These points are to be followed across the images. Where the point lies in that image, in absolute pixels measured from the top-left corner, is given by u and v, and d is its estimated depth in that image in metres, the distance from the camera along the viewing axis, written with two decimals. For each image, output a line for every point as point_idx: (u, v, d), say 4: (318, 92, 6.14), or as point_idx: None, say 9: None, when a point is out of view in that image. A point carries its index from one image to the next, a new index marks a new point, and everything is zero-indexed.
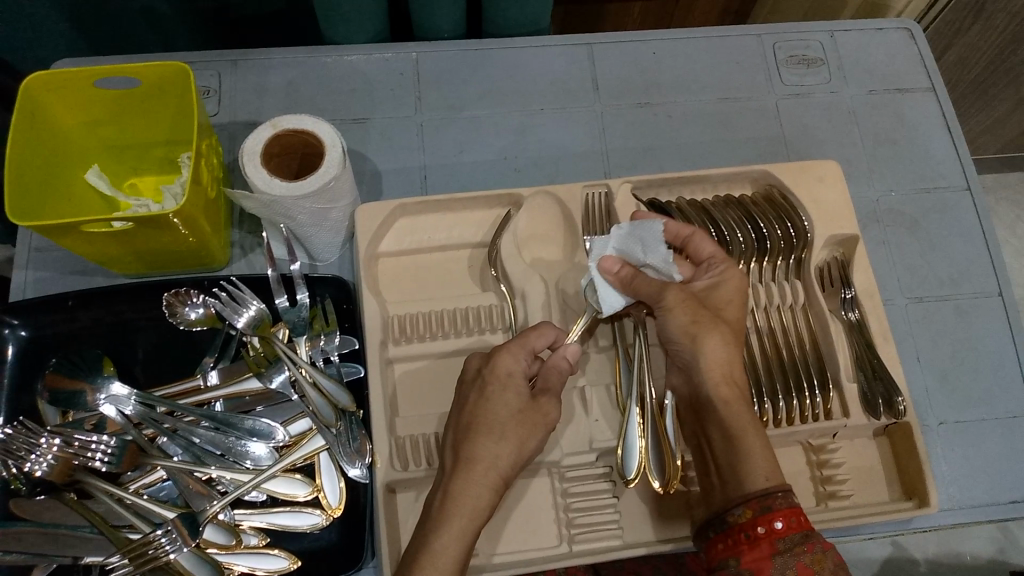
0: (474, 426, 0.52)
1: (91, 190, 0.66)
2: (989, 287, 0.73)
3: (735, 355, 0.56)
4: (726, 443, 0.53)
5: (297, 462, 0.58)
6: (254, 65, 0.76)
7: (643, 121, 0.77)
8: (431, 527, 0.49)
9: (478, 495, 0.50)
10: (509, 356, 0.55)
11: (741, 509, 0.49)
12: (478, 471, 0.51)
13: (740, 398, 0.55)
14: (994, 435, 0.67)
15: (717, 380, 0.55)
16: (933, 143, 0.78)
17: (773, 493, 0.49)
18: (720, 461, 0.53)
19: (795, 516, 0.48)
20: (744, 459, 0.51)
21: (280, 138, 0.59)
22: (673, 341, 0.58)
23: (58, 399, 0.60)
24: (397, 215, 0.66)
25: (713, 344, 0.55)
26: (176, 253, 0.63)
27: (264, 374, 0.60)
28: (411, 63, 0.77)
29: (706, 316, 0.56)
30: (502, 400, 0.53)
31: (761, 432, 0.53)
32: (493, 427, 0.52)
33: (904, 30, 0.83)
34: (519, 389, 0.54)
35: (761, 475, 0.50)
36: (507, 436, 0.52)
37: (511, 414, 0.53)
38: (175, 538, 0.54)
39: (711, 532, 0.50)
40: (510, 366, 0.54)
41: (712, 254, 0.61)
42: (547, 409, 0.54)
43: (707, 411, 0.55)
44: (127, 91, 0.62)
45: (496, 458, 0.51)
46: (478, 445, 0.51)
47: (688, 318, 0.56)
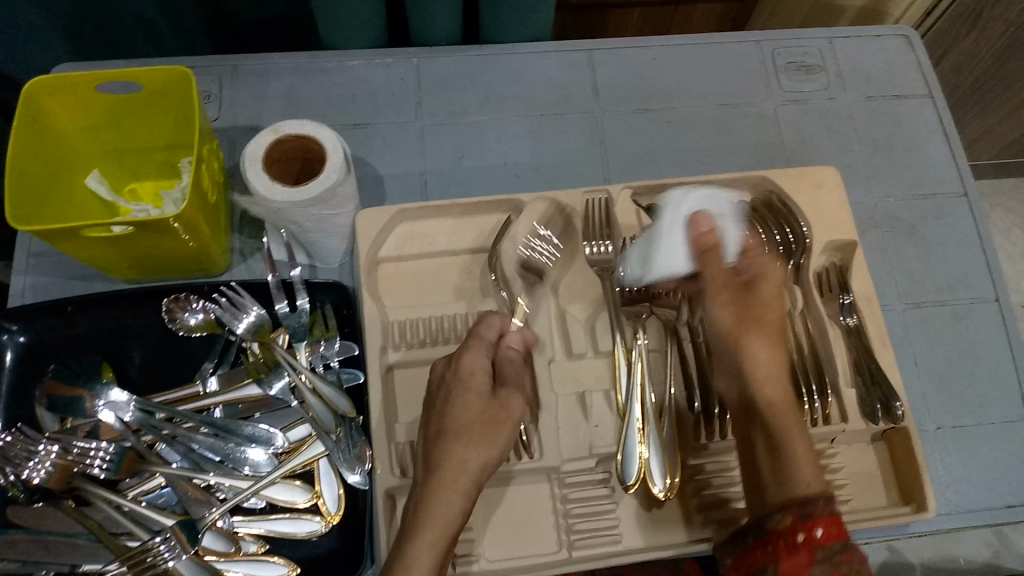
0: (446, 430, 0.52)
1: (90, 195, 0.66)
2: (987, 292, 0.73)
3: (781, 358, 0.56)
4: (768, 447, 0.52)
5: (297, 468, 0.58)
6: (255, 70, 0.76)
7: (643, 127, 0.77)
8: (410, 534, 0.49)
9: (451, 499, 0.50)
10: (470, 355, 0.55)
11: (780, 515, 0.48)
12: (451, 475, 0.50)
13: (786, 401, 0.54)
14: (991, 440, 0.67)
15: (756, 382, 0.55)
16: (931, 150, 0.79)
17: (814, 500, 0.48)
18: (762, 467, 0.52)
19: (835, 524, 0.47)
20: (787, 466, 0.51)
21: (281, 143, 0.59)
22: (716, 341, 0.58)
23: (57, 405, 0.60)
24: (397, 220, 0.66)
25: (759, 346, 0.56)
26: (175, 257, 0.63)
27: (264, 380, 0.60)
28: (411, 69, 0.77)
29: (747, 317, 0.57)
30: (465, 403, 0.53)
31: (806, 435, 0.52)
32: (463, 430, 0.52)
33: (902, 37, 0.84)
34: (479, 388, 0.53)
35: (805, 480, 0.50)
36: (474, 437, 0.51)
37: (473, 419, 0.52)
38: (174, 546, 0.54)
39: (750, 538, 0.50)
40: (473, 365, 0.54)
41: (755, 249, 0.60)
42: (511, 405, 0.53)
43: (752, 414, 0.54)
44: (128, 96, 0.61)
45: (466, 459, 0.51)
46: (447, 450, 0.51)
47: (732, 317, 0.57)
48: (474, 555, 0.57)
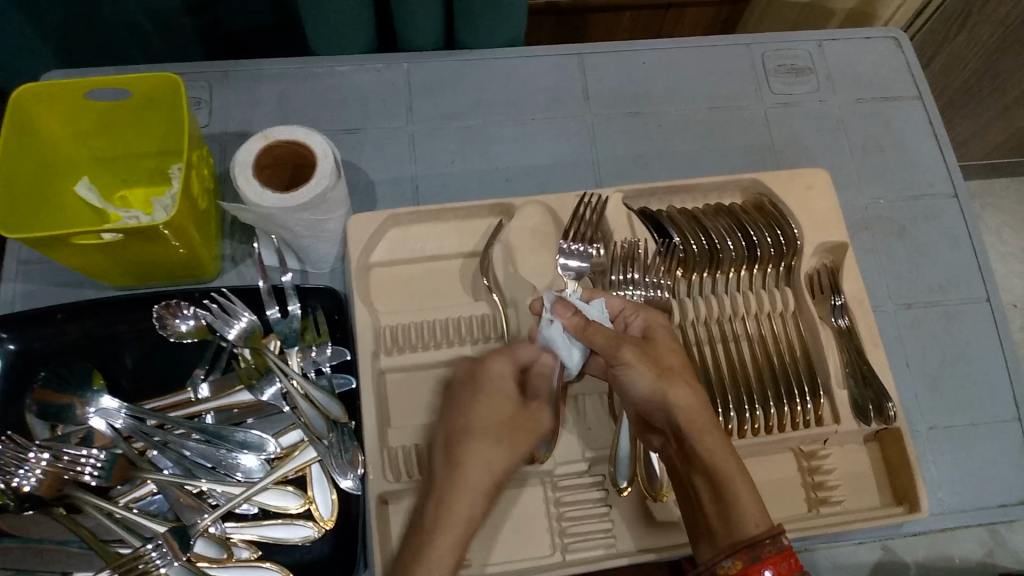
0: (471, 431, 0.53)
1: (80, 202, 0.66)
2: (978, 293, 0.73)
3: (701, 395, 0.53)
4: (712, 492, 0.50)
5: (289, 474, 0.57)
6: (245, 76, 0.76)
7: (634, 130, 0.78)
8: (425, 537, 0.49)
9: (474, 501, 0.50)
10: (498, 361, 0.56)
11: (731, 560, 0.47)
12: (476, 480, 0.51)
13: (722, 440, 0.51)
14: (983, 440, 0.67)
15: (691, 429, 0.51)
16: (921, 151, 0.79)
17: (761, 540, 0.47)
18: (708, 511, 0.50)
19: (785, 560, 0.47)
20: (730, 508, 0.49)
21: (271, 150, 0.59)
22: (641, 398, 0.53)
23: (47, 412, 0.59)
24: (388, 225, 0.66)
25: (684, 392, 0.52)
26: (165, 264, 0.63)
27: (255, 386, 0.60)
28: (402, 74, 0.77)
29: (663, 367, 0.53)
30: (491, 406, 0.54)
31: (747, 474, 0.50)
32: (493, 434, 0.53)
33: (891, 39, 0.84)
34: (508, 396, 0.55)
35: (750, 520, 0.48)
36: (506, 439, 0.53)
37: (503, 424, 0.54)
38: (165, 553, 0.54)
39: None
40: (502, 372, 0.56)
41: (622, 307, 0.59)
42: (541, 415, 0.55)
43: (690, 460, 0.51)
44: (117, 103, 0.61)
45: (495, 463, 0.52)
46: (471, 450, 0.52)
47: (653, 372, 0.52)
48: (467, 559, 0.57)
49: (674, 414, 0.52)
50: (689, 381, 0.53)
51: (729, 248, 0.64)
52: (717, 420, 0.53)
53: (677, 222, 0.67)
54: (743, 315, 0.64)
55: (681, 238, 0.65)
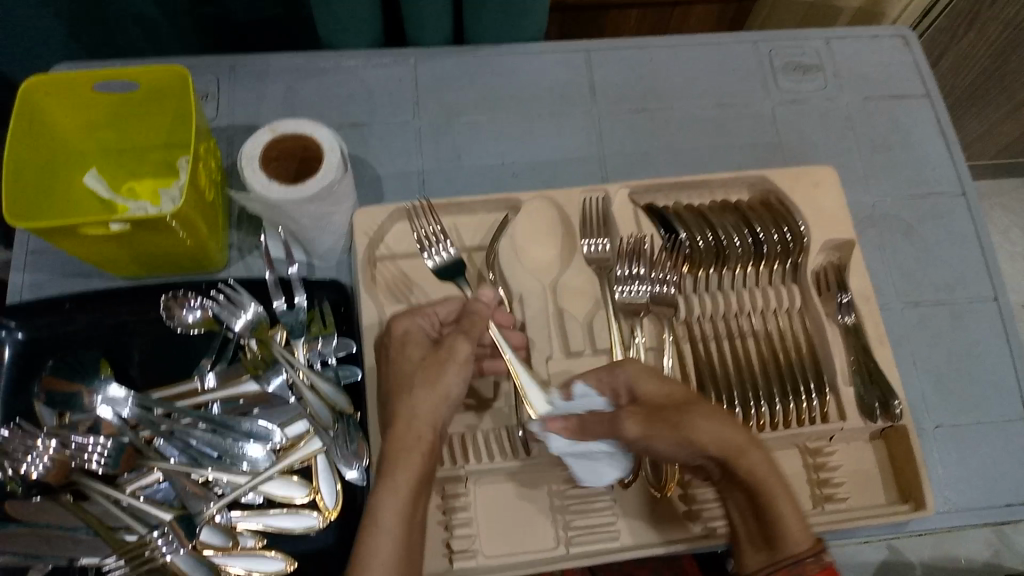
0: (391, 386, 0.54)
1: (88, 193, 0.66)
2: (985, 292, 0.73)
3: (732, 424, 0.51)
4: (757, 514, 0.51)
5: (295, 464, 0.58)
6: (255, 69, 0.76)
7: (641, 126, 0.78)
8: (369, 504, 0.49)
9: (401, 452, 0.50)
10: (406, 318, 0.56)
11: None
12: (401, 424, 0.51)
13: (765, 465, 0.51)
14: (989, 438, 0.67)
15: (732, 458, 0.51)
16: (928, 149, 0.79)
17: (804, 558, 0.48)
18: (753, 529, 0.52)
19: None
20: (774, 529, 0.50)
21: (279, 143, 0.59)
22: (667, 454, 0.52)
23: (55, 401, 0.60)
24: (395, 219, 0.66)
25: (705, 422, 0.51)
26: (173, 255, 0.63)
27: (262, 376, 0.61)
28: (410, 68, 0.78)
29: (672, 415, 0.51)
30: (407, 354, 0.54)
31: (790, 490, 0.51)
32: (406, 381, 0.53)
33: (899, 37, 0.84)
34: (418, 342, 0.55)
35: (794, 538, 0.49)
36: (418, 384, 0.52)
37: (415, 369, 0.53)
38: (172, 540, 0.55)
39: None
40: (406, 325, 0.56)
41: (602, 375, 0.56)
42: (454, 347, 0.53)
43: (735, 483, 0.52)
44: (126, 95, 0.62)
45: (415, 404, 0.51)
46: (395, 404, 0.52)
47: (665, 429, 0.51)
48: (472, 551, 0.57)
49: (707, 450, 0.51)
50: (697, 399, 0.53)
51: (735, 246, 0.65)
52: (754, 433, 0.53)
53: (684, 219, 0.67)
54: (749, 311, 0.64)
55: (688, 234, 0.66)
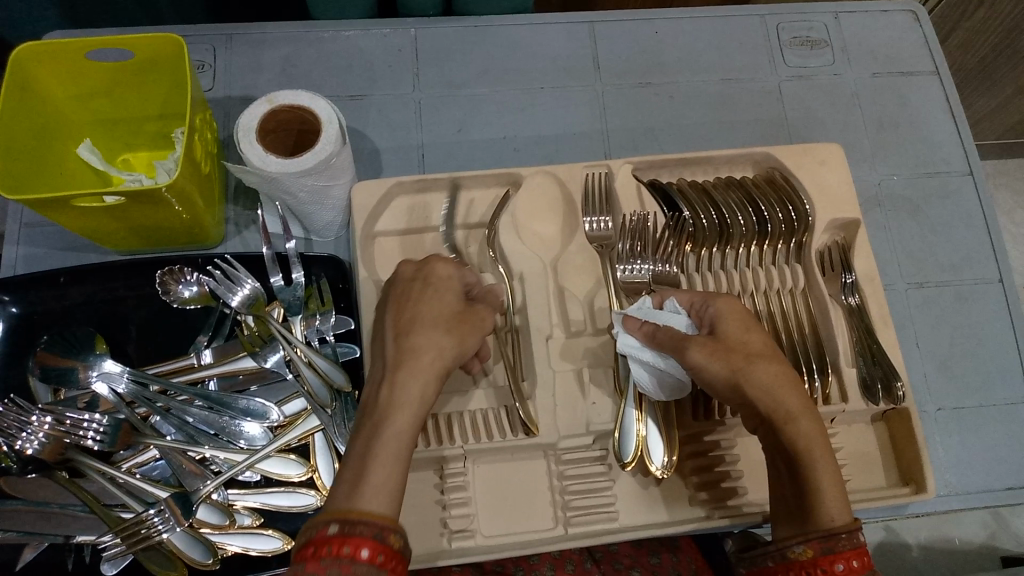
0: (417, 319, 0.49)
1: (82, 165, 0.65)
2: (990, 273, 0.72)
3: (795, 385, 0.52)
4: (797, 482, 0.50)
5: (291, 442, 0.57)
6: (251, 39, 0.75)
7: (645, 101, 0.76)
8: (373, 424, 0.45)
9: (421, 381, 0.46)
10: (445, 265, 0.53)
11: (801, 547, 0.47)
12: (425, 358, 0.47)
13: (816, 434, 0.50)
14: (992, 421, 0.67)
15: (779, 419, 0.51)
16: (936, 128, 0.78)
17: (837, 534, 0.47)
18: (790, 501, 0.51)
19: (858, 557, 0.46)
20: (812, 500, 0.49)
21: (276, 114, 0.58)
22: (721, 394, 0.53)
23: (49, 376, 0.60)
24: (394, 193, 0.65)
25: (765, 370, 0.51)
26: (168, 228, 0.62)
27: (258, 353, 0.60)
28: (409, 40, 0.76)
29: (740, 359, 0.52)
30: (437, 300, 0.51)
31: (834, 464, 0.49)
32: (439, 320, 0.50)
33: (909, 12, 0.82)
34: (452, 290, 0.52)
35: (828, 514, 0.48)
36: (449, 327, 0.50)
37: (450, 315, 0.50)
38: (169, 518, 0.54)
39: (768, 561, 0.49)
40: (449, 272, 0.53)
41: (690, 303, 0.57)
42: (484, 315, 0.53)
43: (778, 449, 0.51)
44: (120, 64, 0.60)
45: (443, 347, 0.49)
46: (418, 336, 0.48)
47: (726, 368, 0.52)
48: (470, 530, 0.57)
49: (759, 401, 0.51)
50: (772, 355, 0.53)
51: (738, 224, 0.63)
52: (814, 406, 0.52)
53: (687, 197, 0.66)
54: (752, 291, 0.63)
55: (691, 211, 0.64)
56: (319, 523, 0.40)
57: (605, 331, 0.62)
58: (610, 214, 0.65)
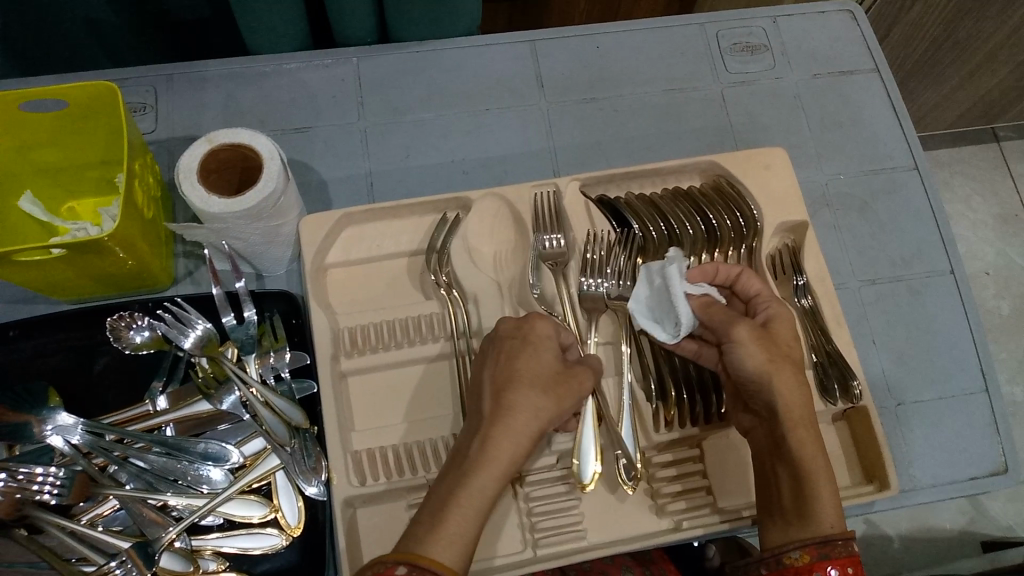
0: (516, 376, 0.50)
1: (25, 218, 0.64)
2: (941, 265, 0.73)
3: (807, 392, 0.54)
4: (795, 486, 0.52)
5: (252, 483, 0.57)
6: (192, 78, 0.74)
7: (591, 116, 0.77)
8: (458, 477, 0.47)
9: (511, 446, 0.48)
10: (545, 321, 0.54)
11: (799, 552, 0.50)
12: (520, 419, 0.49)
13: (815, 441, 0.53)
14: (951, 412, 0.68)
15: (788, 423, 0.52)
16: (879, 124, 0.79)
17: (833, 541, 0.50)
18: (786, 505, 0.53)
19: (851, 563, 0.50)
20: (811, 506, 0.51)
21: (216, 154, 0.58)
22: (745, 380, 0.54)
23: (0, 433, 0.57)
24: (342, 225, 0.64)
25: (783, 379, 0.53)
26: (116, 276, 0.61)
27: (213, 396, 0.59)
28: (352, 70, 0.76)
29: (778, 353, 0.54)
30: (536, 359, 0.52)
31: (830, 475, 0.52)
32: (537, 380, 0.51)
33: (845, 12, 0.83)
34: (551, 351, 0.53)
35: (827, 521, 0.51)
36: (546, 389, 0.50)
37: (548, 373, 0.51)
38: (130, 569, 0.53)
39: (763, 567, 0.51)
40: (547, 331, 0.54)
41: (758, 292, 0.58)
42: (583, 378, 0.53)
43: (778, 451, 0.53)
44: (57, 114, 0.60)
45: (539, 409, 0.49)
46: (520, 396, 0.49)
47: (763, 355, 0.53)
48: None
49: (774, 401, 0.53)
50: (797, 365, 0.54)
51: (688, 234, 0.64)
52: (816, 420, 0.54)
53: (635, 209, 0.66)
54: None
55: (640, 224, 0.65)
56: (388, 562, 0.43)
57: None
58: (574, 226, 0.66)
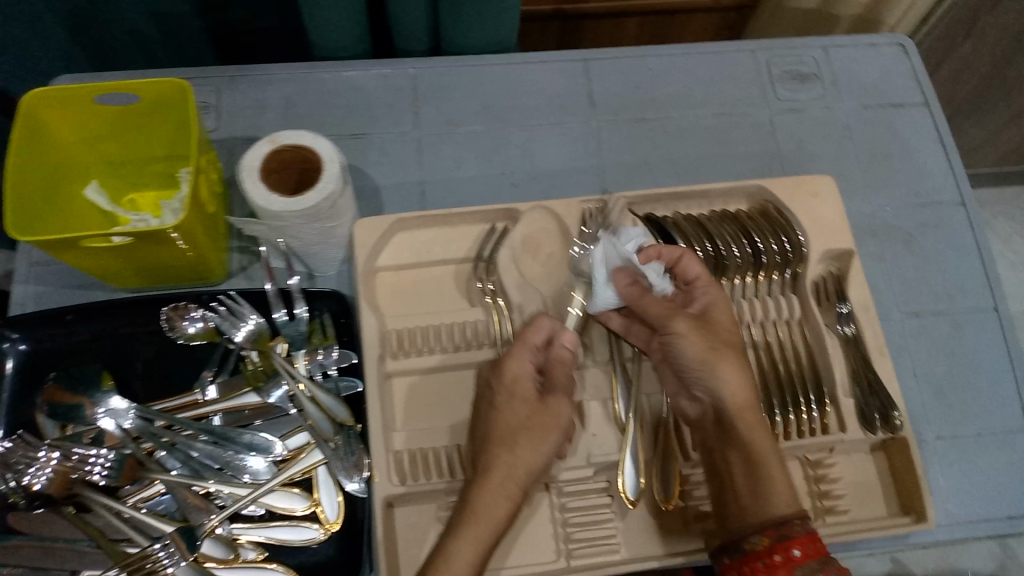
0: (492, 435, 0.54)
1: (90, 206, 0.66)
2: (984, 301, 0.73)
3: (749, 378, 0.56)
4: (746, 469, 0.52)
5: (296, 476, 0.58)
6: (254, 80, 0.76)
7: (640, 136, 0.78)
8: (448, 535, 0.51)
9: (494, 508, 0.52)
10: (516, 359, 0.56)
11: (758, 537, 0.50)
12: (496, 479, 0.52)
13: (759, 427, 0.54)
14: (990, 450, 0.67)
15: (734, 406, 0.54)
16: (927, 158, 0.79)
17: (790, 521, 0.49)
18: (738, 488, 0.53)
19: (811, 543, 0.49)
20: (763, 487, 0.51)
21: (278, 154, 0.59)
22: (686, 366, 0.56)
23: (58, 412, 0.60)
24: (395, 230, 0.66)
25: (723, 364, 0.55)
26: (173, 266, 0.63)
27: (263, 389, 0.61)
28: (409, 80, 0.78)
29: (716, 342, 0.56)
30: (511, 410, 0.55)
31: (779, 455, 0.53)
32: (510, 436, 0.54)
33: (897, 46, 0.84)
34: (526, 395, 0.55)
35: (781, 502, 0.51)
36: (520, 441, 0.53)
37: (520, 420, 0.54)
38: (173, 552, 0.54)
39: (727, 557, 0.51)
40: (520, 371, 0.56)
41: (699, 276, 0.60)
42: (558, 410, 0.55)
43: (726, 436, 0.54)
44: (127, 108, 0.62)
45: (514, 465, 0.53)
46: (494, 455, 0.53)
47: (703, 344, 0.56)
48: None
49: (715, 384, 0.55)
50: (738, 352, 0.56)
51: (734, 257, 0.64)
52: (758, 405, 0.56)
53: (683, 229, 0.67)
54: (748, 321, 0.64)
55: (687, 244, 0.66)
56: None
57: (605, 362, 0.63)
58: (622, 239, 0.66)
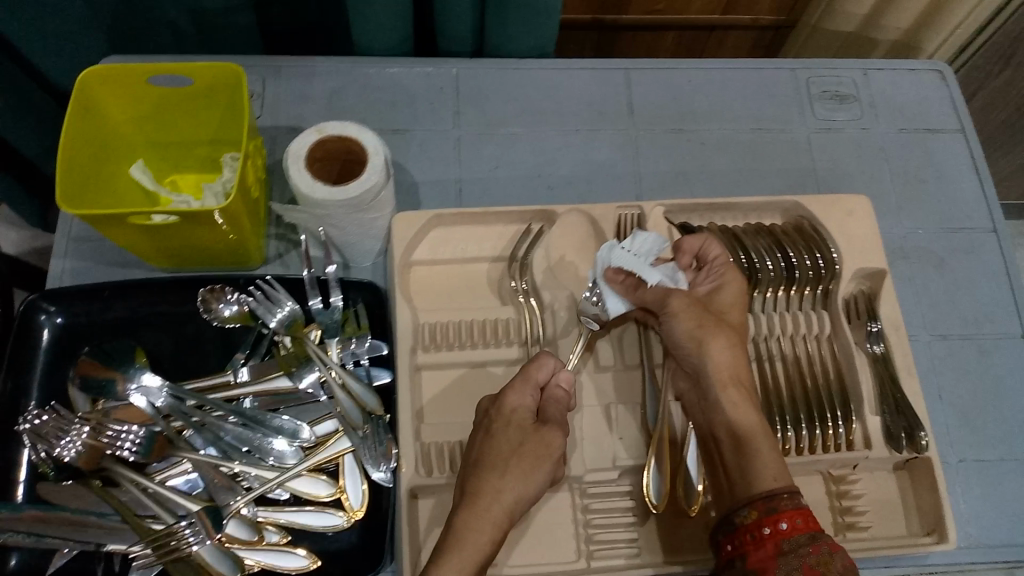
0: (484, 460, 0.55)
1: (134, 185, 0.67)
2: (1012, 328, 0.73)
3: (741, 357, 0.59)
4: (736, 448, 0.56)
5: (322, 462, 0.59)
6: (299, 72, 0.77)
7: (677, 147, 0.78)
8: (436, 554, 0.51)
9: (480, 532, 0.52)
10: (514, 394, 0.57)
11: (747, 510, 0.52)
12: (484, 503, 0.53)
13: (747, 403, 0.58)
14: (1014, 476, 0.67)
15: (719, 382, 0.58)
16: (961, 184, 0.79)
17: (777, 495, 0.52)
18: (729, 464, 0.56)
19: (801, 516, 0.51)
20: (750, 463, 0.55)
21: (324, 144, 0.60)
22: (677, 343, 0.60)
23: (90, 387, 0.61)
24: (432, 225, 0.66)
25: (714, 342, 0.58)
26: (213, 248, 0.64)
27: (295, 373, 0.61)
28: (451, 79, 0.79)
29: (708, 320, 0.59)
30: (504, 437, 0.55)
31: (767, 432, 0.56)
32: (501, 462, 0.54)
33: (936, 72, 0.84)
34: (522, 423, 0.56)
35: (769, 477, 0.54)
36: (511, 468, 0.54)
37: (512, 447, 0.55)
38: (199, 530, 0.54)
39: (721, 534, 0.53)
40: (517, 402, 0.56)
41: (716, 258, 0.63)
42: (551, 441, 0.56)
43: (711, 410, 0.58)
44: (179, 90, 0.63)
45: (502, 492, 0.53)
46: (483, 481, 0.54)
47: (692, 322, 0.59)
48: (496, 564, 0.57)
49: (703, 361, 0.58)
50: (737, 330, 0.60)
51: (766, 268, 0.65)
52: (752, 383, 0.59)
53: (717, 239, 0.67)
54: (777, 334, 0.64)
55: None
56: None
57: (634, 366, 0.63)
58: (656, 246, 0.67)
